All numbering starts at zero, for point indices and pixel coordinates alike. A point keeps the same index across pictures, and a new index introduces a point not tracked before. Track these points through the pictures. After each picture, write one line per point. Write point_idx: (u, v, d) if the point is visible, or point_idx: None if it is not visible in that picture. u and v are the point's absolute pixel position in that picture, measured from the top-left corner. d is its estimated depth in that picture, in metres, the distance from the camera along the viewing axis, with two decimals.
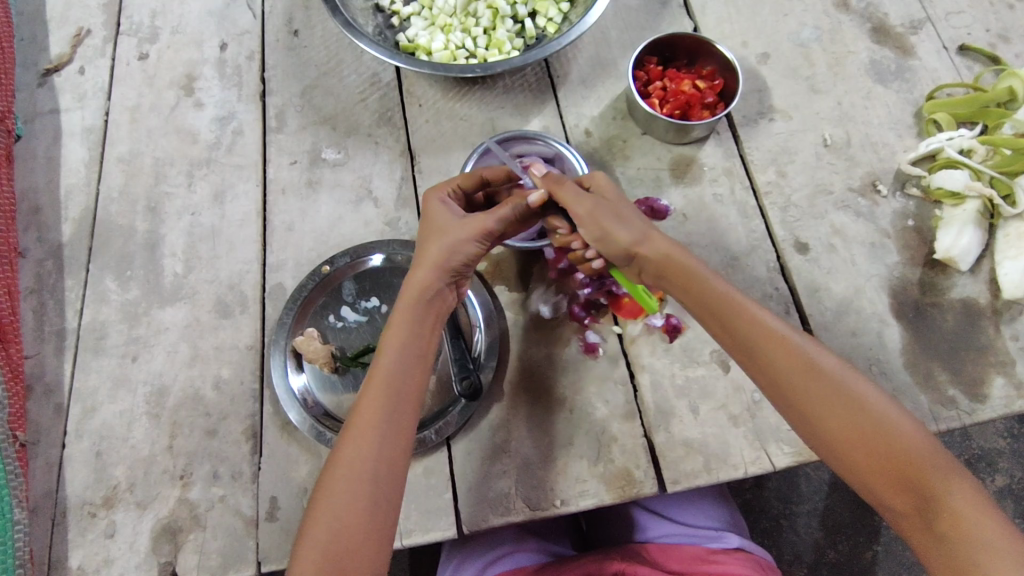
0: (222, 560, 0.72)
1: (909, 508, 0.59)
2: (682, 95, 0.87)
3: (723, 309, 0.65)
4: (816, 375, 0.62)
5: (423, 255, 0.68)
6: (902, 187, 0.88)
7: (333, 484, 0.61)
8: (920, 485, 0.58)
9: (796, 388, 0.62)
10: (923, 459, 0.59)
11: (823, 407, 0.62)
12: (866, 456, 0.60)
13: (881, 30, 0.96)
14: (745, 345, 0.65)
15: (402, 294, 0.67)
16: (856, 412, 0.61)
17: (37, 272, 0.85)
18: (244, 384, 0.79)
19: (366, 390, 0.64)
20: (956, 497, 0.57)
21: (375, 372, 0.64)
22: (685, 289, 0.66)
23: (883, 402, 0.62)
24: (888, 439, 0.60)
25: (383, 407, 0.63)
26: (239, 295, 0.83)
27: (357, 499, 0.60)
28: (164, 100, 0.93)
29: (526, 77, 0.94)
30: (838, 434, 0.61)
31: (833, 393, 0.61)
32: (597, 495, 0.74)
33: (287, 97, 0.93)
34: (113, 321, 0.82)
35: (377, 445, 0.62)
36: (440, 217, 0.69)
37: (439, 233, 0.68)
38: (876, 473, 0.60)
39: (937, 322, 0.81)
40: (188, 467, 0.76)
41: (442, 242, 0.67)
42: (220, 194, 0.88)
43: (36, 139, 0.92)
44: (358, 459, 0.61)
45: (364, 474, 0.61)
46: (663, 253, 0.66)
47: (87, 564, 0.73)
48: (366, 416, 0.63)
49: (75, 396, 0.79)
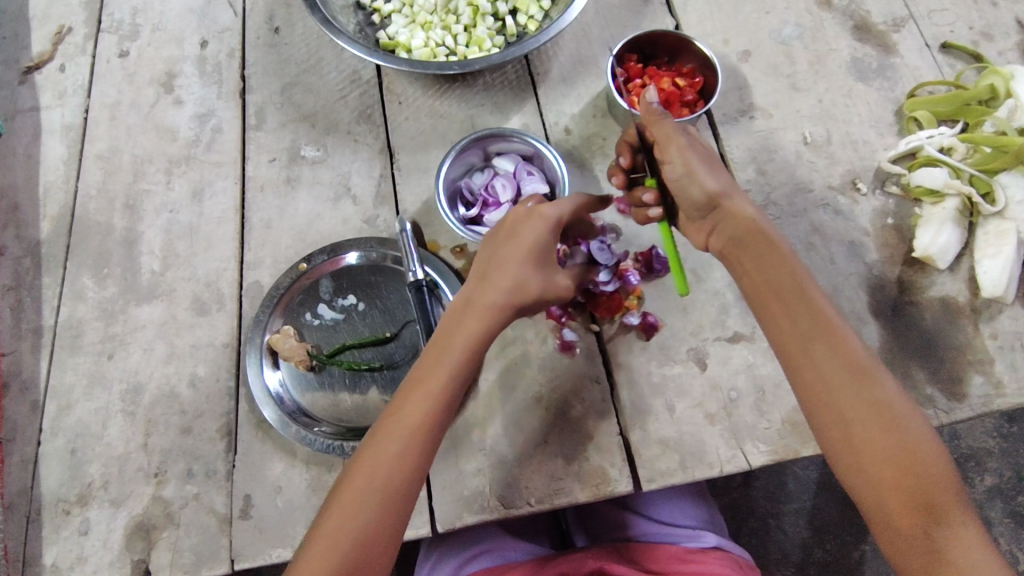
0: (195, 558, 0.72)
1: (915, 527, 0.58)
2: (662, 92, 0.85)
3: (791, 292, 0.64)
4: (868, 385, 0.61)
5: (518, 290, 0.64)
6: (882, 185, 0.88)
7: (362, 494, 0.60)
8: (934, 506, 0.58)
9: (843, 388, 0.61)
10: (942, 485, 0.59)
11: (865, 414, 0.61)
12: (891, 473, 0.59)
13: (863, 28, 0.96)
14: (803, 332, 0.63)
15: (481, 320, 0.64)
16: (893, 431, 0.60)
17: (15, 269, 0.85)
18: (220, 381, 0.79)
19: (418, 407, 0.62)
20: (962, 526, 0.58)
21: (430, 390, 0.63)
22: (758, 261, 0.66)
23: (918, 422, 0.61)
24: (915, 461, 0.59)
25: (431, 433, 0.63)
26: (216, 293, 0.83)
27: (385, 516, 0.60)
28: (144, 98, 0.93)
29: (507, 75, 0.93)
30: (868, 443, 0.60)
31: (877, 399, 0.61)
32: (571, 493, 0.74)
33: (268, 94, 0.93)
34: (89, 319, 0.82)
35: (414, 469, 0.61)
36: (545, 237, 0.66)
37: (528, 266, 0.65)
38: (894, 490, 0.59)
39: (916, 320, 0.81)
40: (162, 465, 0.75)
41: (528, 280, 0.64)
42: (198, 191, 0.88)
43: (15, 137, 0.92)
44: (396, 474, 0.61)
45: (397, 491, 0.61)
46: (744, 218, 0.67)
47: (60, 562, 0.73)
48: (413, 437, 0.62)
49: (51, 394, 0.79)
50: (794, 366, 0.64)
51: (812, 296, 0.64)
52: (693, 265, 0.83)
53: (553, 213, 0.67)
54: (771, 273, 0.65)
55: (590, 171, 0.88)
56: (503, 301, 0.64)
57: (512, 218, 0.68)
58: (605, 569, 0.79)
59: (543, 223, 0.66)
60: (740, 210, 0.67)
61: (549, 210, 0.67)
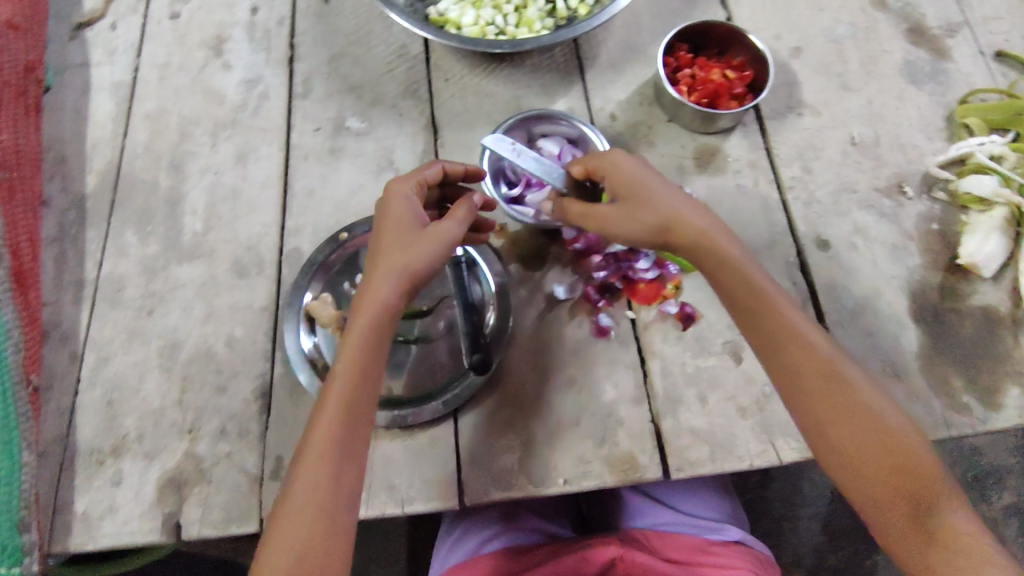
0: (225, 515, 0.72)
1: (905, 521, 0.56)
2: (710, 84, 0.86)
3: (752, 301, 0.62)
4: (836, 382, 0.59)
5: (385, 263, 0.61)
6: (929, 190, 0.87)
7: (291, 521, 0.55)
8: (922, 498, 0.56)
9: (811, 393, 0.59)
10: (930, 478, 0.57)
11: (837, 416, 0.58)
12: (875, 472, 0.57)
13: (917, 32, 0.95)
14: (765, 339, 0.62)
15: (361, 302, 0.61)
16: (870, 430, 0.58)
17: (59, 221, 0.86)
18: (256, 343, 0.79)
19: (322, 414, 0.58)
20: (953, 514, 0.56)
21: (328, 407, 0.58)
22: (717, 277, 0.64)
23: (894, 415, 0.59)
24: (896, 453, 0.57)
25: (345, 438, 0.58)
26: (256, 257, 0.84)
27: (317, 539, 0.55)
28: (193, 61, 0.94)
29: (555, 57, 0.93)
30: (846, 444, 0.58)
31: (844, 397, 0.59)
32: (599, 476, 0.74)
33: (316, 64, 0.93)
34: (130, 274, 0.83)
35: (334, 481, 0.56)
36: (405, 211, 0.64)
37: (392, 244, 0.62)
38: (880, 487, 0.57)
39: (956, 327, 0.80)
40: (196, 422, 0.76)
41: (398, 252, 0.62)
42: (243, 155, 0.89)
43: (64, 91, 0.93)
44: (317, 492, 0.56)
45: (325, 513, 0.56)
46: (694, 236, 0.64)
47: (92, 510, 0.73)
48: (322, 450, 0.57)
49: (91, 345, 0.80)
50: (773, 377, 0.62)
51: (769, 298, 0.62)
52: None
53: (407, 188, 0.66)
54: (733, 287, 0.63)
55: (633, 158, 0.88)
56: (384, 284, 0.61)
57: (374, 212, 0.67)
58: (626, 558, 0.79)
59: (402, 201, 0.65)
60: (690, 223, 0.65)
61: (402, 187, 0.65)
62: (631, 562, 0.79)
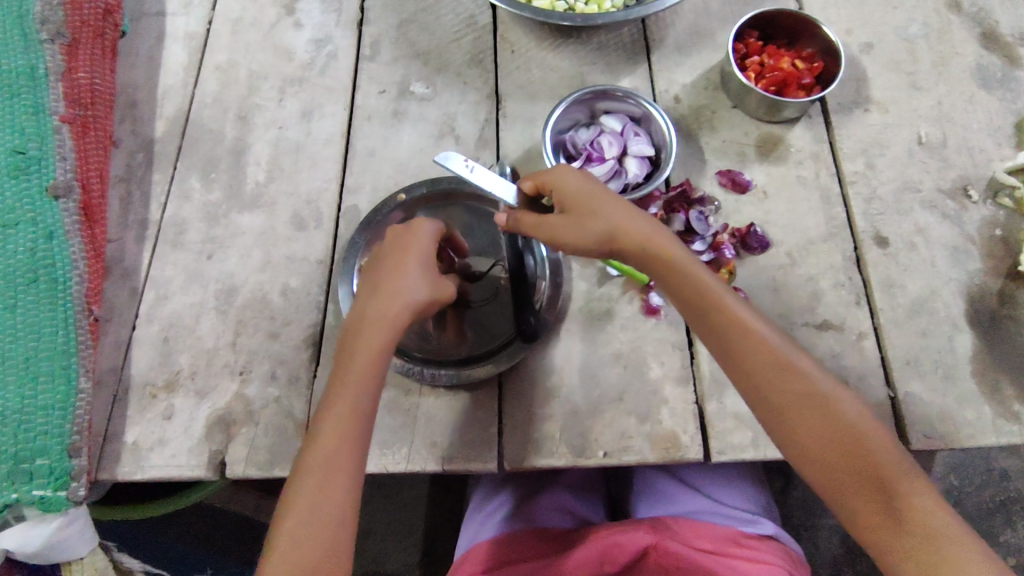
0: (269, 457, 0.74)
1: (871, 503, 0.58)
2: (779, 72, 0.85)
3: (705, 303, 0.63)
4: (792, 376, 0.61)
5: (409, 290, 0.65)
6: (994, 196, 0.85)
7: (307, 518, 0.58)
8: (883, 480, 0.58)
9: (771, 387, 0.61)
10: (888, 460, 0.59)
11: (797, 407, 0.60)
12: (837, 458, 0.59)
13: (992, 36, 0.93)
14: (720, 340, 0.63)
15: (380, 324, 0.64)
16: (827, 418, 0.60)
17: (127, 161, 0.88)
18: (310, 295, 0.81)
19: (330, 430, 0.61)
20: (915, 494, 0.57)
21: (340, 425, 0.61)
22: (670, 282, 0.65)
23: (849, 402, 0.61)
24: (852, 438, 0.59)
25: (351, 455, 0.61)
26: (315, 211, 0.85)
27: (331, 537, 0.58)
28: (265, 17, 0.96)
29: (622, 37, 0.93)
30: (808, 433, 0.60)
31: (801, 389, 0.61)
32: (640, 452, 0.74)
33: (384, 28, 0.94)
34: (193, 219, 0.85)
35: (342, 487, 0.60)
36: (431, 250, 0.69)
37: (416, 275, 0.66)
38: (843, 472, 0.59)
39: (1013, 335, 0.79)
40: (247, 365, 0.78)
41: (422, 286, 0.66)
42: (308, 112, 0.90)
43: (139, 38, 0.95)
44: (329, 496, 0.59)
45: (337, 514, 0.59)
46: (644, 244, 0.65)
47: (142, 441, 0.75)
48: (334, 462, 0.60)
49: (151, 283, 0.82)
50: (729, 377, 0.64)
51: (720, 298, 0.63)
52: (788, 248, 0.83)
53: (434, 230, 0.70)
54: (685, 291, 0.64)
55: (695, 141, 0.87)
56: (404, 314, 0.64)
57: (392, 239, 0.70)
58: (659, 547, 0.79)
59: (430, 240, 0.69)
60: (636, 229, 0.65)
61: (433, 228, 0.70)
62: (664, 551, 0.79)
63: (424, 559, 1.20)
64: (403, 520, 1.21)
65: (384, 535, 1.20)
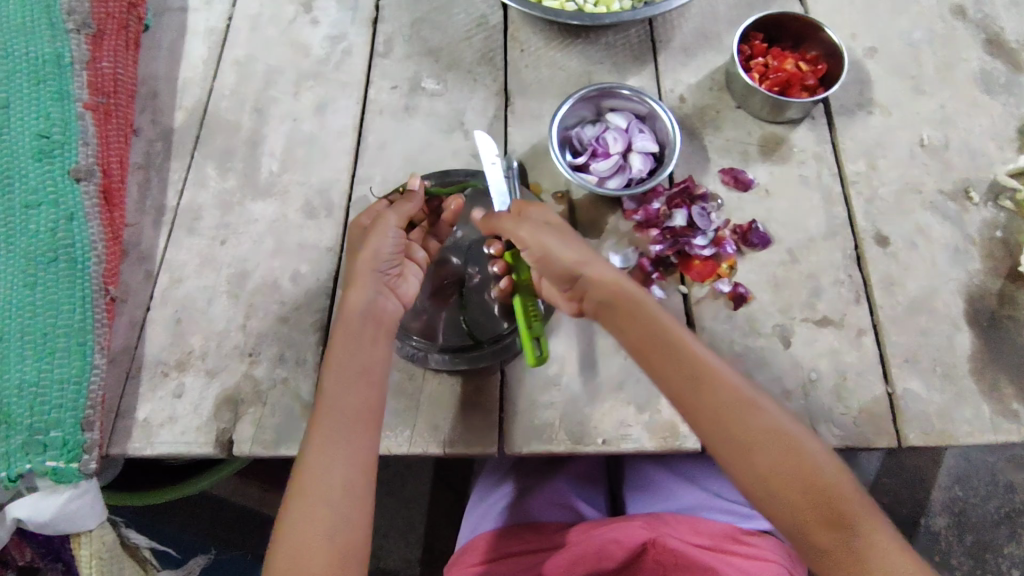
0: (275, 436, 0.75)
1: (835, 544, 0.56)
2: (783, 73, 0.87)
3: (663, 343, 0.64)
4: (753, 413, 0.60)
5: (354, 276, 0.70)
6: (995, 198, 0.86)
7: (305, 499, 0.60)
8: (846, 521, 0.57)
9: (731, 422, 0.60)
10: (849, 500, 0.58)
11: (758, 443, 0.59)
12: (798, 496, 0.58)
13: (996, 42, 0.95)
14: (682, 374, 0.62)
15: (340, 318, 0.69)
16: (788, 453, 0.59)
17: (146, 150, 0.91)
18: (319, 281, 0.83)
19: (320, 412, 0.63)
20: (880, 537, 0.56)
21: (326, 406, 0.63)
22: (625, 321, 0.66)
23: (811, 441, 0.60)
24: (813, 476, 0.58)
25: (342, 431, 0.63)
26: (326, 201, 0.87)
27: (325, 514, 0.59)
28: (283, 14, 0.99)
29: (629, 38, 0.95)
30: (770, 471, 0.58)
31: (761, 426, 0.60)
32: (638, 440, 0.75)
33: (398, 26, 0.97)
34: (208, 206, 0.88)
35: (336, 464, 0.61)
36: (359, 235, 0.73)
37: (356, 263, 0.71)
38: (804, 512, 0.57)
39: (1012, 335, 0.80)
40: (256, 347, 0.80)
41: (361, 262, 0.70)
42: (322, 105, 0.93)
43: (161, 32, 0.98)
44: (323, 476, 0.60)
45: (331, 493, 0.60)
46: (609, 281, 0.67)
47: (153, 418, 0.77)
48: (324, 439, 0.62)
49: (165, 267, 0.85)
50: (685, 414, 0.62)
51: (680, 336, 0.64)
52: (789, 245, 0.84)
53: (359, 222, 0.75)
54: (643, 328, 0.65)
55: (699, 139, 0.89)
56: (356, 292, 0.69)
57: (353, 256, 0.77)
58: (657, 543, 0.79)
59: (357, 229, 0.74)
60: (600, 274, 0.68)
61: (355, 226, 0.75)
62: (663, 549, 0.78)
63: (425, 557, 1.21)
64: (403, 516, 1.22)
65: (386, 531, 1.22)
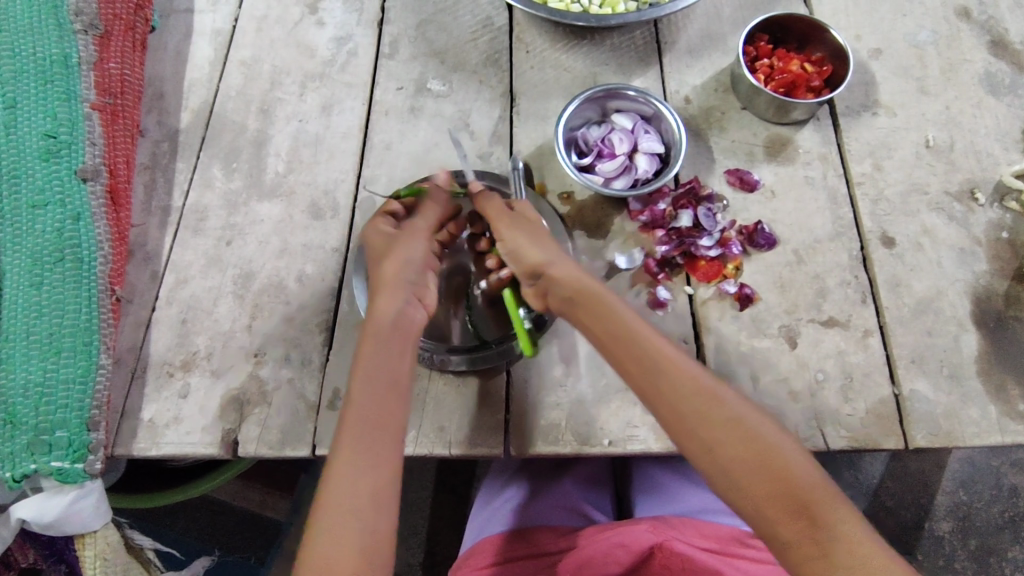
0: (281, 437, 0.75)
1: (799, 532, 0.56)
2: (788, 74, 0.87)
3: (624, 342, 0.64)
4: (715, 406, 0.61)
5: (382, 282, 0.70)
6: (1001, 199, 0.86)
7: (332, 512, 0.58)
8: (809, 509, 0.56)
9: (692, 417, 0.61)
10: (813, 489, 0.57)
11: (720, 437, 0.60)
12: (761, 486, 0.58)
13: (1000, 44, 0.95)
14: (646, 371, 0.63)
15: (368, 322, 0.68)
16: (749, 446, 0.59)
17: (152, 150, 0.91)
18: (325, 281, 0.83)
19: (346, 423, 0.62)
20: (844, 523, 0.56)
21: (351, 417, 0.62)
22: (588, 319, 0.66)
23: (775, 432, 0.60)
24: (776, 465, 0.58)
25: (367, 439, 0.61)
26: (332, 201, 0.87)
27: (353, 524, 0.58)
28: (289, 15, 0.99)
29: (635, 39, 0.95)
30: (733, 462, 0.59)
31: (722, 421, 0.60)
32: (644, 441, 0.75)
33: (403, 27, 0.97)
34: (214, 206, 0.88)
35: (360, 473, 0.60)
36: (382, 239, 0.73)
37: (382, 266, 0.71)
38: (766, 501, 0.57)
39: (1018, 336, 0.79)
40: (262, 347, 0.80)
41: (390, 267, 0.70)
42: (328, 106, 0.93)
43: (168, 33, 0.98)
44: (350, 486, 0.59)
45: (359, 503, 0.59)
46: (574, 279, 0.68)
47: (158, 418, 0.77)
48: (350, 450, 0.61)
49: (171, 267, 0.85)
50: (652, 409, 0.63)
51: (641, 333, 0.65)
52: (795, 245, 0.84)
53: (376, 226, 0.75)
54: (605, 322, 0.66)
55: (704, 140, 0.89)
56: (388, 299, 0.68)
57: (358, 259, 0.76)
58: (664, 546, 0.78)
59: (378, 233, 0.74)
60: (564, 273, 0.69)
61: (370, 229, 0.75)
62: (670, 552, 0.77)
63: (427, 561, 1.21)
64: (406, 521, 1.22)
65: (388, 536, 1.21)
